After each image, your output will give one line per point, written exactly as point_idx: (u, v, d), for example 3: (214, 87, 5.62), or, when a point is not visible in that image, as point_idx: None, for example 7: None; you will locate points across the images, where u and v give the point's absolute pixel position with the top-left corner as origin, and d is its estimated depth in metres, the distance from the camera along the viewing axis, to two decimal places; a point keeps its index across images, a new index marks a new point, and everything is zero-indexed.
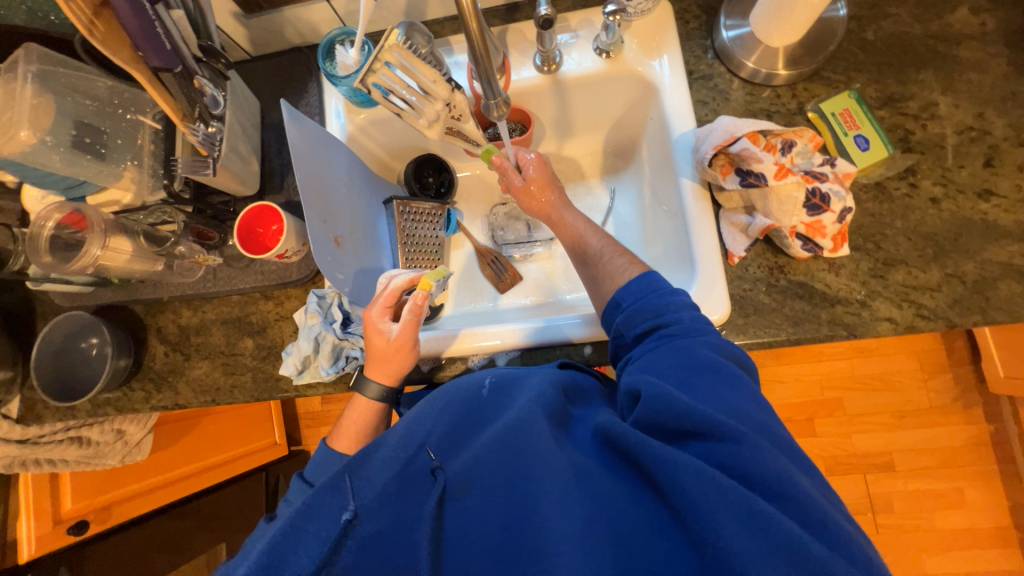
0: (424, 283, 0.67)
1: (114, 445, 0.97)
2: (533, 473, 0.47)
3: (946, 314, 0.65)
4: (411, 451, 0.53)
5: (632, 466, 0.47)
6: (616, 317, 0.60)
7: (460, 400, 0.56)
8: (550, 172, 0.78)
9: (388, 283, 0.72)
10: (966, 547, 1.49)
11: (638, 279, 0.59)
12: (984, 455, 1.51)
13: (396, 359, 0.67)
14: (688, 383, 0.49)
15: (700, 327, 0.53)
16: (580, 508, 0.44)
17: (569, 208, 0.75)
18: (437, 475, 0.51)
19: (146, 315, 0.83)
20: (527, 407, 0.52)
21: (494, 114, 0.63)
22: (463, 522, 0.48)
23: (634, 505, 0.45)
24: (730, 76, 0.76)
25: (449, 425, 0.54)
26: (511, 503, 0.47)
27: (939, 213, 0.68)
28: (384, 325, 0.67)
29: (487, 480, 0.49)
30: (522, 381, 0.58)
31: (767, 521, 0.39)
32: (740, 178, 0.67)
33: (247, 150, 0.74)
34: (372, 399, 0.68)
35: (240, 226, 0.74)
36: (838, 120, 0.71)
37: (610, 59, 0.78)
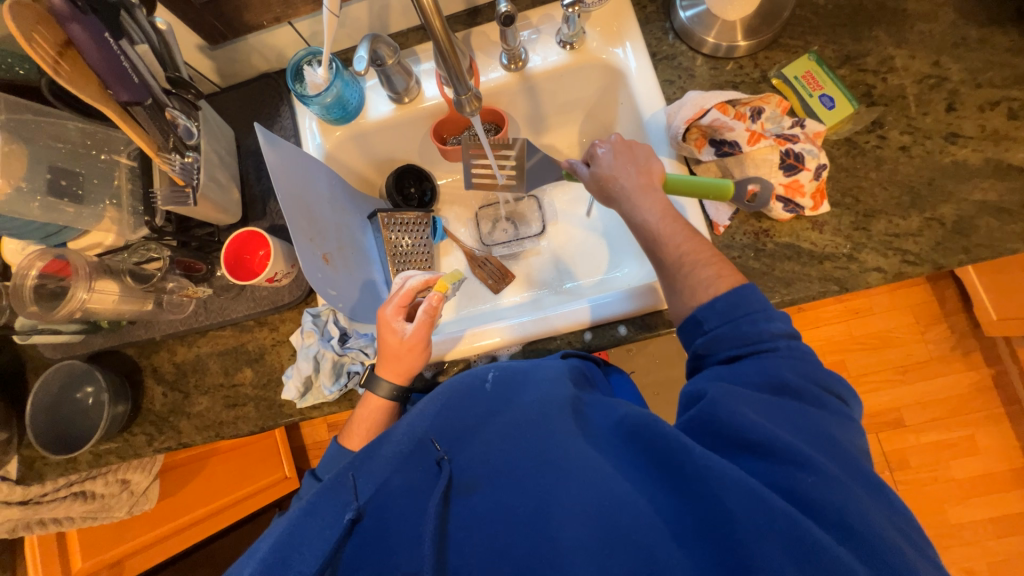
0: (440, 286, 0.67)
1: (120, 496, 0.96)
2: (543, 464, 0.48)
3: (932, 257, 0.67)
4: (413, 447, 0.53)
5: (652, 462, 0.47)
6: (696, 338, 0.56)
7: (469, 395, 0.56)
8: (633, 164, 0.65)
9: (403, 283, 0.72)
10: (986, 493, 1.50)
11: (725, 298, 0.53)
12: (989, 400, 1.53)
13: (407, 358, 0.67)
14: (772, 407, 0.46)
15: (798, 356, 0.50)
16: (594, 512, 0.44)
17: (647, 195, 0.63)
18: (443, 466, 0.51)
19: (140, 357, 0.82)
20: (542, 404, 0.53)
21: (466, 110, 0.63)
22: (466, 515, 0.47)
23: (648, 501, 0.44)
24: (693, 53, 0.78)
25: (454, 418, 0.54)
26: (521, 497, 0.46)
27: (910, 160, 0.69)
28: (399, 323, 0.68)
29: (498, 477, 0.48)
30: (529, 375, 0.58)
31: (817, 551, 0.38)
32: (715, 149, 0.70)
33: (226, 178, 0.73)
34: (383, 398, 0.67)
35: (228, 253, 0.75)
36: (802, 83, 0.72)
37: (575, 50, 0.80)
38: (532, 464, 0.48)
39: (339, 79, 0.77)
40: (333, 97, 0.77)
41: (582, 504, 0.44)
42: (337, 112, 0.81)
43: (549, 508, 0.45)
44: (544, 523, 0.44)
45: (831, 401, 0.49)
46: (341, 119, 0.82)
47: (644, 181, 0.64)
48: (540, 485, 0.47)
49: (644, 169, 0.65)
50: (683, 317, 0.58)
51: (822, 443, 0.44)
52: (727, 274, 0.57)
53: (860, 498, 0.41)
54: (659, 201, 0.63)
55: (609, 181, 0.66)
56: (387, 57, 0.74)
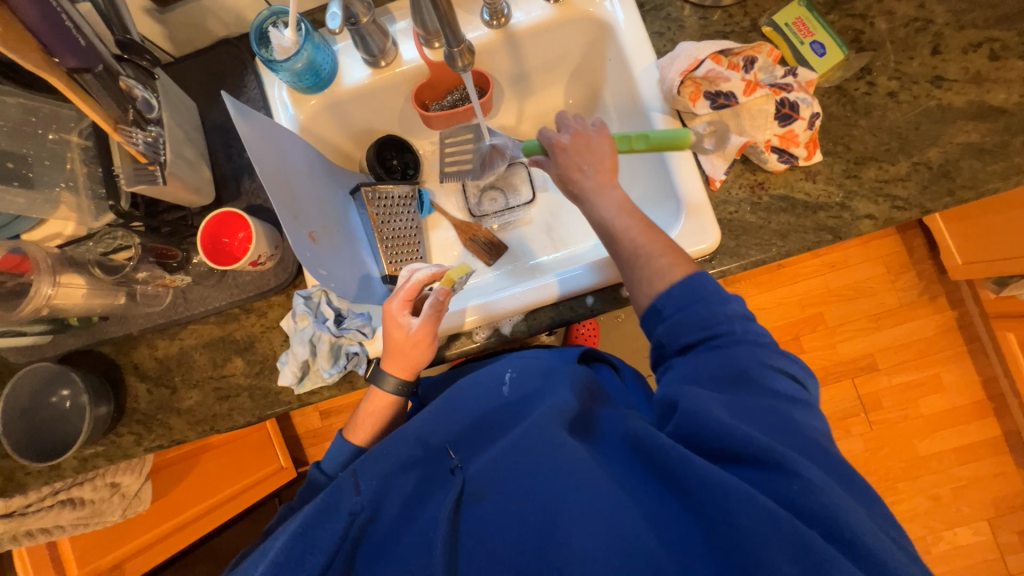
0: (447, 280, 0.64)
1: (111, 499, 0.93)
2: (549, 470, 0.48)
3: (920, 201, 0.68)
4: (427, 455, 0.56)
5: (661, 475, 0.47)
6: (657, 326, 0.55)
7: (481, 397, 0.61)
8: (587, 157, 0.63)
9: (411, 275, 0.69)
10: (950, 425, 1.62)
11: (681, 284, 0.53)
12: (954, 340, 1.63)
13: (413, 354, 0.66)
14: (754, 411, 0.47)
15: (753, 338, 0.51)
16: (603, 516, 0.44)
17: (605, 193, 0.62)
18: (456, 474, 0.54)
19: (118, 355, 0.77)
20: (554, 411, 0.54)
21: (460, 64, 0.62)
22: (477, 524, 0.48)
23: (653, 508, 0.45)
24: (681, 3, 0.75)
25: (471, 431, 0.58)
26: (525, 507, 0.47)
27: (899, 106, 0.70)
28: (405, 318, 0.65)
29: (507, 484, 0.50)
30: (544, 383, 0.61)
31: (821, 559, 0.38)
32: (711, 101, 0.67)
33: (194, 155, 0.67)
34: (389, 392, 0.67)
35: (204, 237, 0.69)
36: (793, 30, 0.71)
37: (559, 3, 0.76)
38: (542, 468, 0.49)
39: (309, 42, 0.71)
40: (304, 63, 0.71)
41: (585, 510, 0.45)
42: (310, 80, 0.75)
43: (559, 516, 0.45)
44: (546, 529, 0.45)
45: (785, 385, 0.49)
46: (314, 87, 0.77)
47: (603, 176, 0.62)
48: (548, 489, 0.48)
49: (601, 163, 0.63)
50: (643, 307, 0.57)
51: (778, 427, 0.45)
52: (682, 260, 0.56)
53: (836, 491, 0.41)
54: (619, 196, 0.62)
55: (567, 181, 0.64)
56: (361, 15, 0.68)
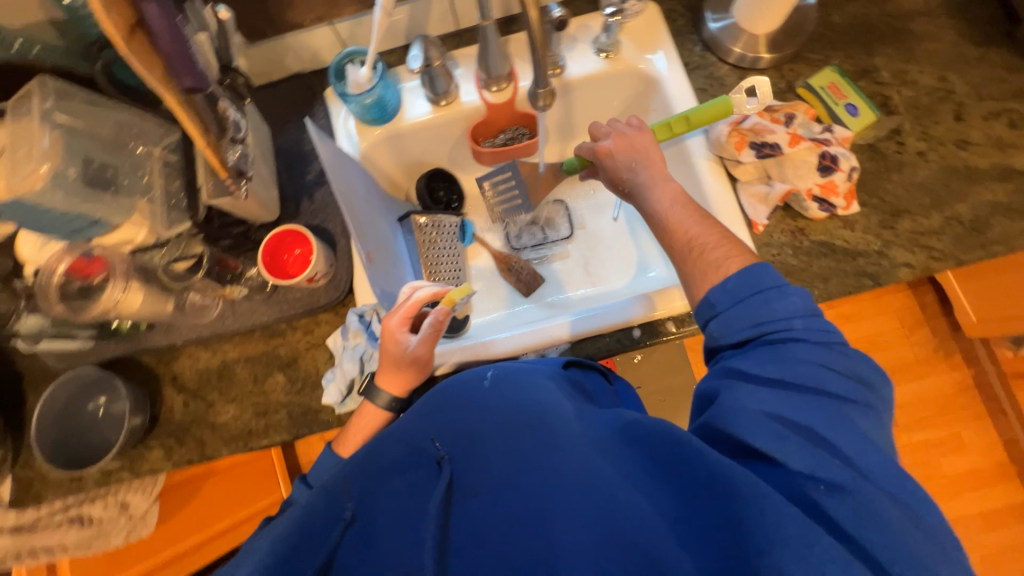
0: (448, 300, 0.67)
1: (117, 521, 0.89)
2: (548, 465, 0.49)
3: (954, 253, 0.72)
4: (415, 448, 0.54)
5: (662, 469, 0.46)
6: (709, 320, 0.54)
7: (467, 393, 0.59)
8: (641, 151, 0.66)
9: (411, 293, 0.70)
10: (974, 488, 1.58)
11: (738, 276, 0.52)
12: (972, 398, 1.62)
13: (408, 371, 0.66)
14: (801, 410, 0.44)
15: (813, 334, 0.48)
16: (594, 512, 0.44)
17: (659, 184, 0.63)
18: (443, 466, 0.51)
19: (158, 365, 0.77)
20: (550, 408, 0.55)
21: (540, 102, 0.72)
22: (468, 521, 0.48)
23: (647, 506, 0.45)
24: (721, 63, 0.82)
25: (459, 420, 0.56)
26: (516, 501, 0.47)
27: (928, 164, 0.75)
28: (403, 335, 0.65)
29: (500, 480, 0.49)
30: (532, 381, 0.60)
31: (828, 559, 0.37)
32: (756, 151, 0.72)
33: (267, 174, 0.71)
34: (382, 409, 0.66)
35: (266, 249, 0.72)
36: (827, 93, 0.77)
37: (610, 58, 0.83)
38: (535, 466, 0.49)
39: (381, 80, 0.77)
40: (373, 98, 0.77)
41: (579, 504, 0.45)
42: (376, 113, 0.81)
43: (550, 511, 0.45)
44: (535, 524, 0.45)
45: (846, 385, 0.45)
46: (379, 119, 0.82)
47: (641, 169, 0.65)
48: (540, 484, 0.48)
49: (649, 159, 0.65)
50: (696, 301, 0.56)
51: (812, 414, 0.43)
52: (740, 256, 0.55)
53: (874, 505, 0.39)
54: (673, 187, 0.63)
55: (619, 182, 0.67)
56: (435, 59, 0.75)
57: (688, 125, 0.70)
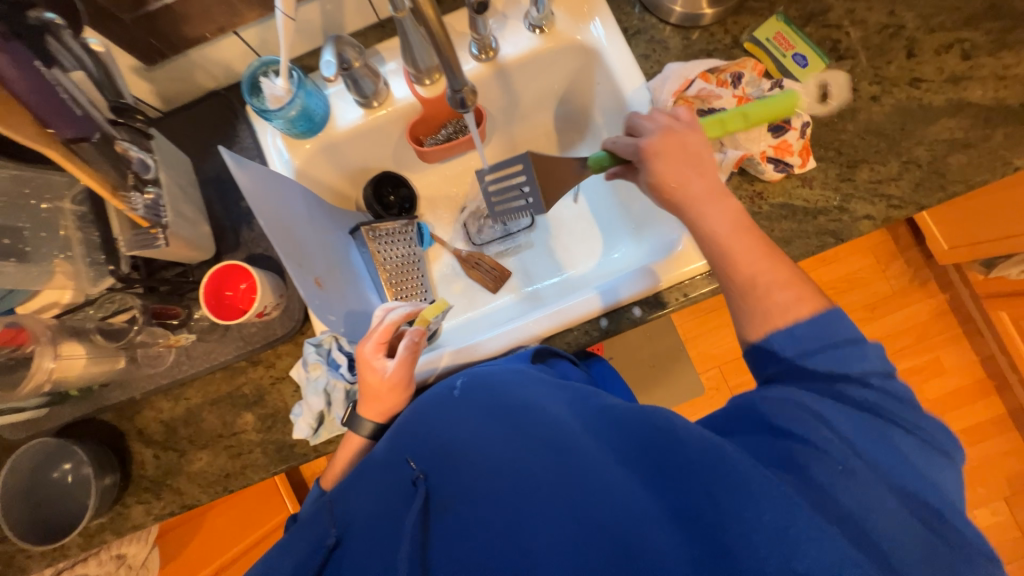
0: (423, 320, 0.65)
1: (117, 573, 0.90)
2: (525, 468, 0.50)
3: (914, 198, 0.70)
4: (391, 467, 0.55)
5: (641, 461, 0.48)
6: (769, 365, 0.51)
7: (438, 405, 0.59)
8: (693, 154, 0.59)
9: (384, 316, 0.68)
10: (955, 407, 1.64)
11: (810, 321, 0.49)
12: (949, 322, 1.66)
13: (388, 399, 0.64)
14: (846, 418, 0.45)
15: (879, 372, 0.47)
16: (574, 511, 0.46)
17: (715, 201, 0.57)
18: (419, 484, 0.52)
19: (121, 421, 0.74)
20: (525, 409, 0.56)
21: (465, 108, 0.59)
22: (448, 536, 0.48)
23: (622, 490, 0.47)
24: (662, 25, 0.77)
25: (430, 432, 0.56)
26: (493, 505, 0.49)
27: (882, 108, 0.72)
28: (379, 361, 0.63)
29: (477, 490, 0.51)
30: (501, 380, 0.60)
31: (803, 540, 0.38)
32: (704, 119, 0.69)
33: (193, 211, 0.66)
34: (366, 438, 0.64)
35: (207, 288, 0.68)
36: (774, 44, 0.73)
37: (545, 33, 0.77)
38: (512, 473, 0.51)
39: (302, 89, 0.71)
40: (298, 110, 0.72)
41: (556, 502, 0.47)
42: (303, 125, 0.75)
43: (529, 516, 0.47)
44: (514, 526, 0.47)
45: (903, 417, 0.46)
46: (307, 132, 0.76)
47: (668, 173, 0.59)
48: (519, 490, 0.49)
49: (701, 167, 0.59)
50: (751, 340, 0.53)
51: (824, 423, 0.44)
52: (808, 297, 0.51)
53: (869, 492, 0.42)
54: (732, 205, 0.57)
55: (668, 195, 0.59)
56: (353, 60, 0.69)
57: (744, 121, 0.64)
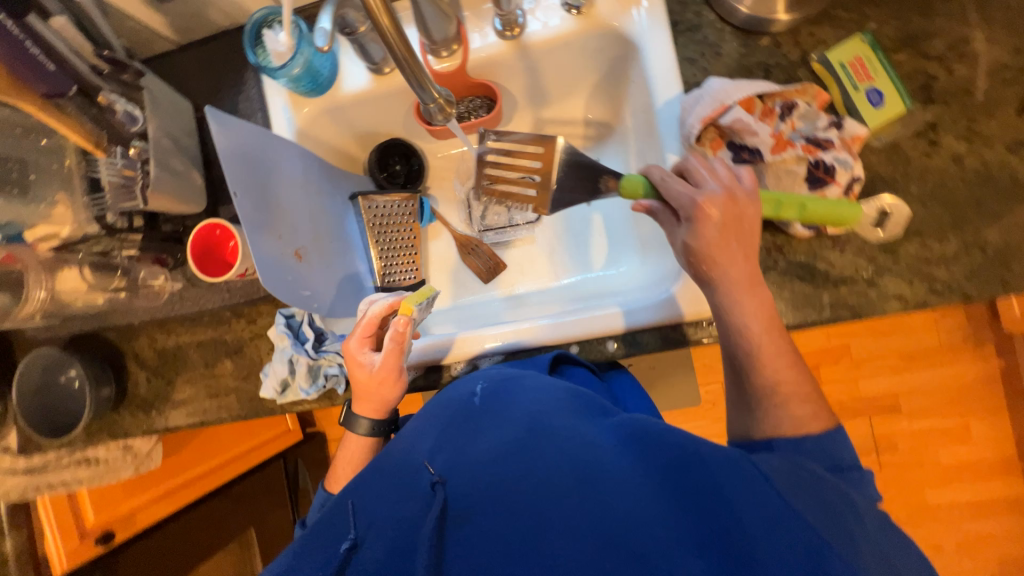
0: (405, 308, 0.64)
1: (123, 457, 1.00)
2: (553, 483, 0.44)
3: (963, 288, 0.60)
4: (411, 471, 0.50)
5: (667, 475, 0.43)
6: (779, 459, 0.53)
7: (456, 408, 0.55)
8: (743, 226, 0.53)
9: (367, 308, 0.68)
10: (969, 479, 1.52)
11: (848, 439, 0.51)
12: (993, 391, 1.50)
13: (381, 391, 0.65)
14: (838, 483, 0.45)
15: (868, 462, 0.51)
16: (594, 525, 0.41)
17: (747, 290, 0.54)
18: (437, 490, 0.46)
19: (121, 342, 0.81)
20: (545, 413, 0.51)
21: (437, 119, 0.62)
22: (466, 549, 0.43)
23: (651, 511, 0.41)
24: (721, 24, 0.65)
25: (452, 438, 0.51)
26: (515, 518, 0.43)
27: (961, 173, 0.60)
28: (365, 356, 0.65)
29: (493, 498, 0.44)
30: (523, 385, 0.55)
31: None
32: (733, 153, 0.60)
33: (184, 162, 0.66)
34: (363, 434, 0.67)
35: (193, 246, 0.69)
36: (849, 71, 0.60)
37: (581, 15, 0.67)
38: (530, 482, 0.45)
39: (306, 44, 0.66)
40: (302, 67, 0.67)
41: (587, 523, 0.41)
42: (308, 84, 0.71)
43: (549, 525, 0.42)
44: (537, 543, 0.41)
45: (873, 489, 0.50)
46: (315, 91, 0.73)
47: (717, 240, 0.53)
48: (540, 500, 0.43)
49: (749, 249, 0.54)
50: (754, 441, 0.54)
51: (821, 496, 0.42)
52: (823, 415, 0.52)
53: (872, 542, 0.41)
54: (766, 298, 0.54)
55: (703, 269, 0.55)
56: (358, 24, 0.64)
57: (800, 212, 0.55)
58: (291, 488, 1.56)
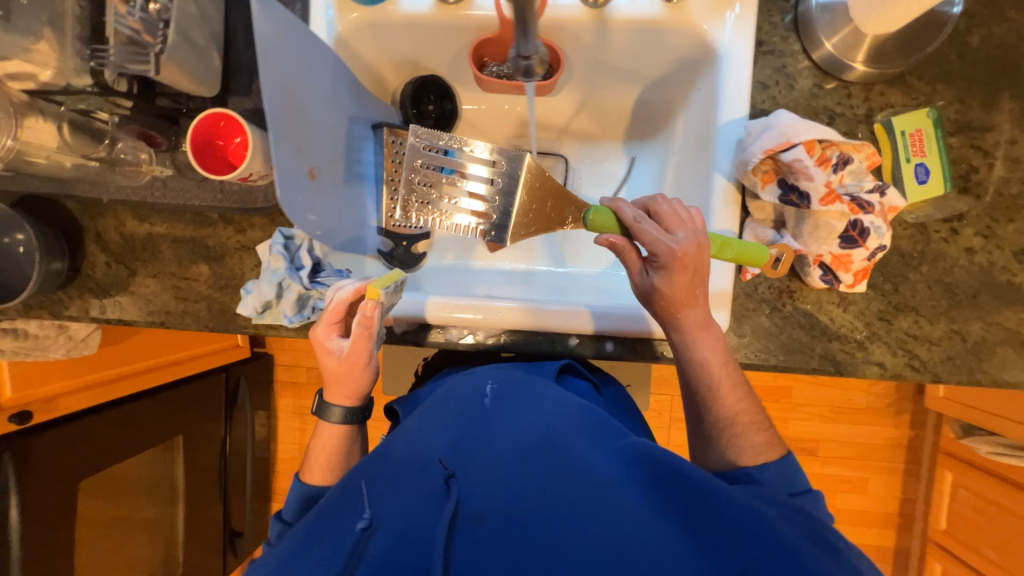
0: (372, 292, 0.60)
1: (56, 338, 0.94)
2: (564, 492, 0.49)
3: (935, 369, 0.64)
4: (423, 464, 0.53)
5: (660, 494, 0.48)
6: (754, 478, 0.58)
7: (469, 408, 0.60)
8: (703, 260, 0.59)
9: (333, 293, 0.64)
10: (852, 523, 1.72)
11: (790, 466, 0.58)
12: (897, 455, 1.67)
13: (348, 378, 0.64)
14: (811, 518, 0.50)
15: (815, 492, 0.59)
16: (597, 531, 0.46)
17: (705, 334, 0.60)
18: (450, 482, 0.50)
19: (83, 216, 0.73)
20: (554, 426, 0.55)
21: (529, 71, 0.66)
22: (474, 550, 0.46)
23: (645, 526, 0.46)
24: (802, 56, 0.64)
25: (462, 435, 0.56)
26: (526, 521, 0.47)
27: (968, 266, 0.63)
28: (333, 342, 0.63)
29: (505, 500, 0.49)
30: (531, 398, 0.60)
31: None
32: (781, 191, 0.60)
33: (204, 38, 0.61)
34: (338, 422, 0.67)
35: (196, 133, 0.62)
36: (906, 141, 0.61)
37: (671, 5, 0.65)
38: (542, 491, 0.49)
39: None
40: None
41: (592, 533, 0.45)
42: None
43: (558, 533, 0.46)
44: (549, 545, 0.45)
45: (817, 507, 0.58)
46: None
47: (683, 287, 0.58)
48: (549, 508, 0.48)
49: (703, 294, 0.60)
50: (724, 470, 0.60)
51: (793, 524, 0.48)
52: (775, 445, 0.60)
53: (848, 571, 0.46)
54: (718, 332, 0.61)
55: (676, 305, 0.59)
56: None
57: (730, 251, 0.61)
58: (229, 403, 1.51)
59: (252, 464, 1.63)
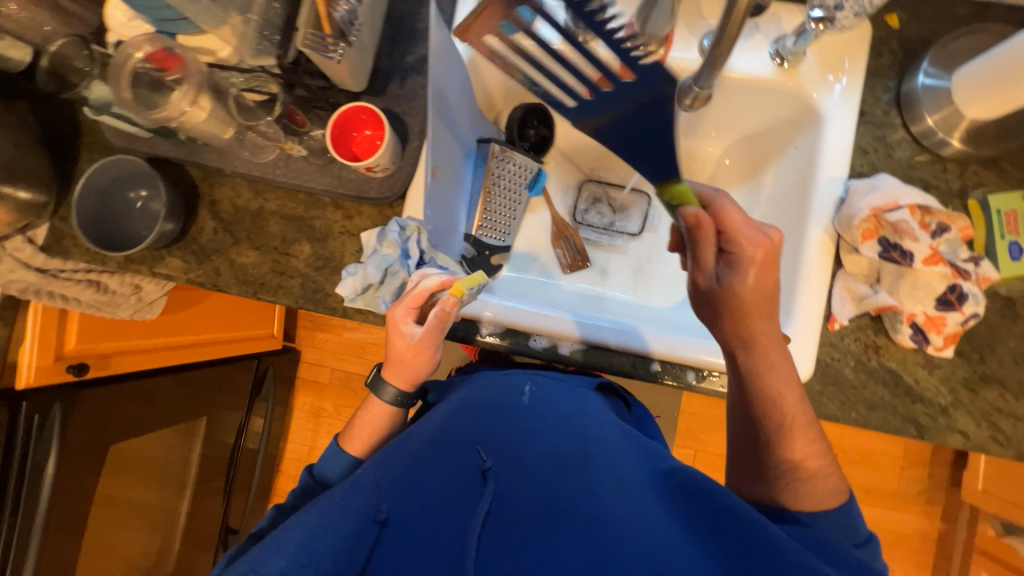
0: (456, 290, 0.61)
1: (128, 298, 0.87)
2: (600, 503, 0.50)
3: (1018, 445, 0.64)
4: (459, 454, 0.54)
5: (701, 523, 0.49)
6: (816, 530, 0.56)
7: (509, 406, 0.62)
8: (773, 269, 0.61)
9: (419, 280, 0.65)
10: None
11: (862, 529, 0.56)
12: (924, 548, 1.60)
13: (415, 364, 0.66)
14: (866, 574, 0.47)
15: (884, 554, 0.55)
16: (637, 547, 0.46)
17: (771, 375, 0.61)
18: (486, 476, 0.51)
19: (202, 183, 0.77)
20: (591, 440, 0.57)
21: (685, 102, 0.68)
22: (510, 549, 0.46)
23: (684, 552, 0.46)
24: (901, 129, 0.69)
25: (499, 431, 0.58)
26: (563, 529, 0.48)
27: None
28: (407, 328, 0.63)
29: (541, 506, 0.50)
30: (568, 407, 0.63)
31: None
32: (882, 248, 0.64)
33: (368, 41, 0.69)
34: (388, 401, 0.68)
35: (334, 124, 0.69)
36: (1001, 220, 0.64)
37: (784, 68, 0.70)
38: (580, 501, 0.50)
39: None
40: None
41: (631, 547, 0.46)
42: None
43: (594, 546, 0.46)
44: (588, 555, 0.45)
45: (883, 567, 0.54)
46: None
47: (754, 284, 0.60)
48: (586, 518, 0.48)
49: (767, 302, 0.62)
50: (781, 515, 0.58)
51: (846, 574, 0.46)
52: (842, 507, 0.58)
53: None
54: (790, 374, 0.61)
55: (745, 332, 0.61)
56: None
57: None
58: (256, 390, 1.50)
59: (262, 459, 1.59)
